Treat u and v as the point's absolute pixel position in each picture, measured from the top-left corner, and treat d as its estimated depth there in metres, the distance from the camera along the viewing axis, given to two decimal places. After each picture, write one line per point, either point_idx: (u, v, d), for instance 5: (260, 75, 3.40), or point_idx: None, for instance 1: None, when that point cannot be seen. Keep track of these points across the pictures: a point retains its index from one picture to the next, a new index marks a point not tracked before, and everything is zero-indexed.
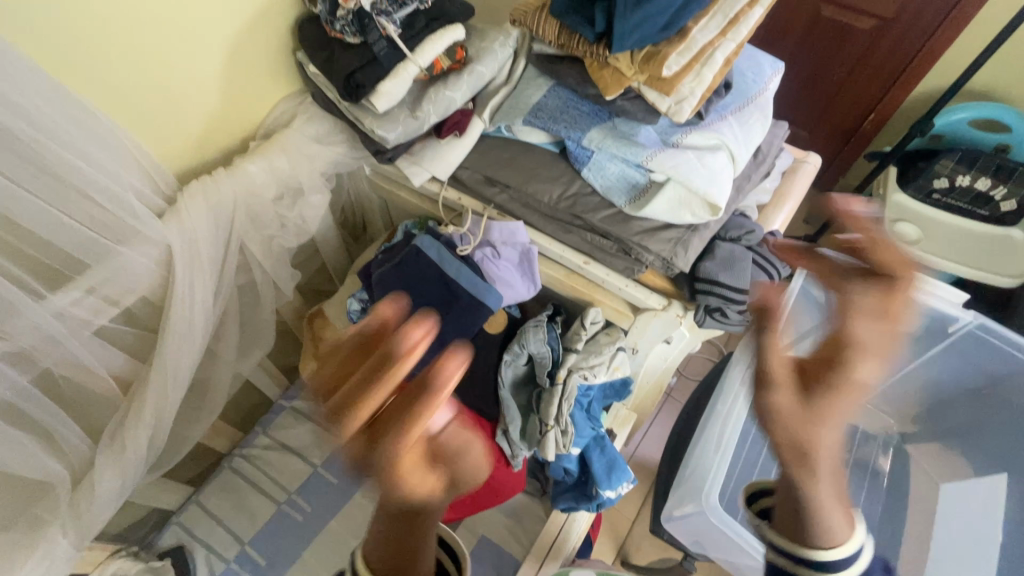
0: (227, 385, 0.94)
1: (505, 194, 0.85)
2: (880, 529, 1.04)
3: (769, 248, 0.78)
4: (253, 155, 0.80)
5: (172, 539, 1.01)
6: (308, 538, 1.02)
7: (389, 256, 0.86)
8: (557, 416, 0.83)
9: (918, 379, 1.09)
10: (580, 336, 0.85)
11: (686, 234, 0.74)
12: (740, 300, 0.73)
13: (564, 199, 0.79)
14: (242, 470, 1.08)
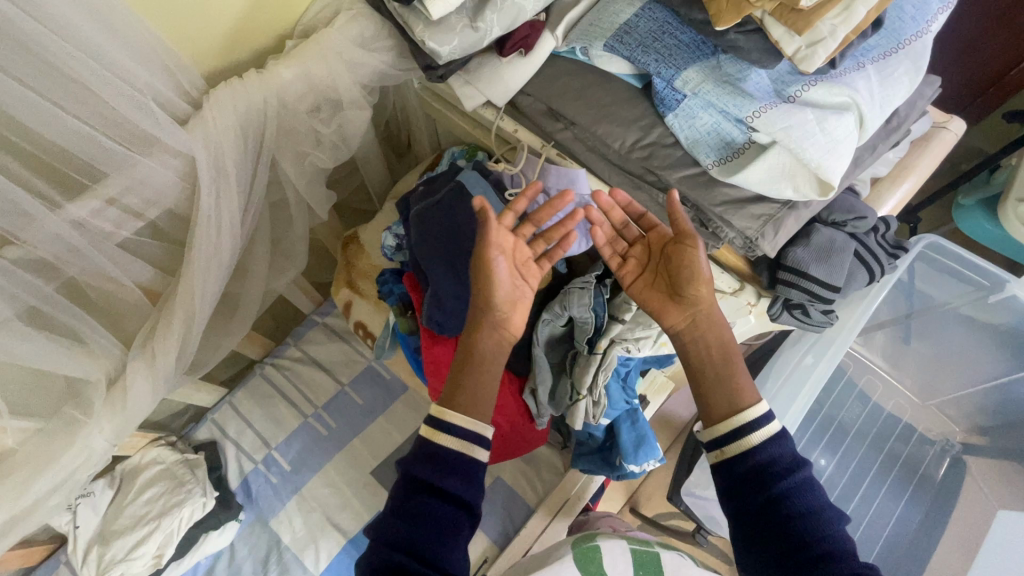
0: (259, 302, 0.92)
1: (570, 131, 0.73)
2: (916, 535, 0.98)
3: (877, 239, 0.65)
4: (287, 59, 0.69)
5: (206, 434, 1.07)
6: (331, 451, 1.06)
7: (430, 190, 0.78)
8: (591, 386, 0.77)
9: (996, 394, 0.97)
10: (630, 306, 0.76)
11: (781, 211, 0.61)
12: (828, 299, 0.62)
13: (639, 147, 0.67)
14: (274, 379, 1.11)
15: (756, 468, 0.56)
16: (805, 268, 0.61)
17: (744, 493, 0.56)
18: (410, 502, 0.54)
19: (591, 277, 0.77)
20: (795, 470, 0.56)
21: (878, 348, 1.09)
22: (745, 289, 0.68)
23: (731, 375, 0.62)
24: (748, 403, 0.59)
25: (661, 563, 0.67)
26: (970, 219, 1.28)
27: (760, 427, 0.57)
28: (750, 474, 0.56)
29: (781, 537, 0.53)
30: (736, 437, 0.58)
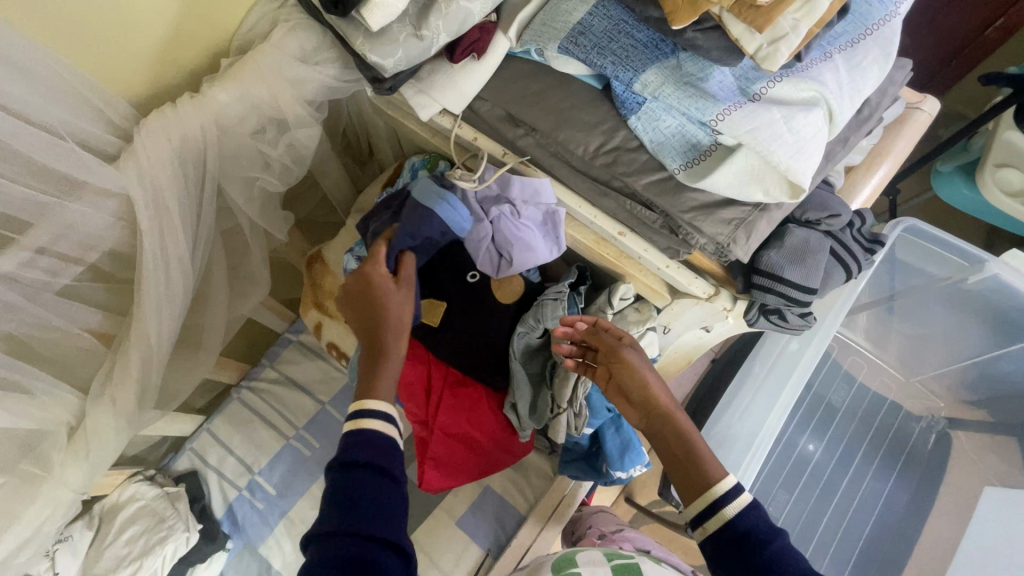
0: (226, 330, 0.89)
1: (531, 138, 0.69)
2: (904, 513, 0.98)
3: (853, 235, 0.63)
4: (222, 80, 0.65)
5: (186, 464, 1.05)
6: (316, 472, 1.05)
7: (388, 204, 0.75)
8: (571, 398, 0.75)
9: (980, 369, 0.97)
10: (605, 313, 0.75)
11: (753, 214, 0.59)
12: (804, 303, 0.60)
13: (602, 153, 0.64)
14: (251, 403, 1.09)
15: (742, 536, 0.55)
16: (781, 273, 0.59)
17: (734, 565, 0.55)
18: (343, 491, 0.51)
19: (564, 286, 0.76)
20: (775, 535, 0.55)
21: (860, 328, 1.08)
22: (720, 294, 0.65)
23: (700, 452, 0.60)
24: (715, 478, 0.58)
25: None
26: (949, 185, 1.25)
27: (733, 498, 0.57)
28: (736, 544, 0.55)
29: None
30: (713, 512, 0.57)
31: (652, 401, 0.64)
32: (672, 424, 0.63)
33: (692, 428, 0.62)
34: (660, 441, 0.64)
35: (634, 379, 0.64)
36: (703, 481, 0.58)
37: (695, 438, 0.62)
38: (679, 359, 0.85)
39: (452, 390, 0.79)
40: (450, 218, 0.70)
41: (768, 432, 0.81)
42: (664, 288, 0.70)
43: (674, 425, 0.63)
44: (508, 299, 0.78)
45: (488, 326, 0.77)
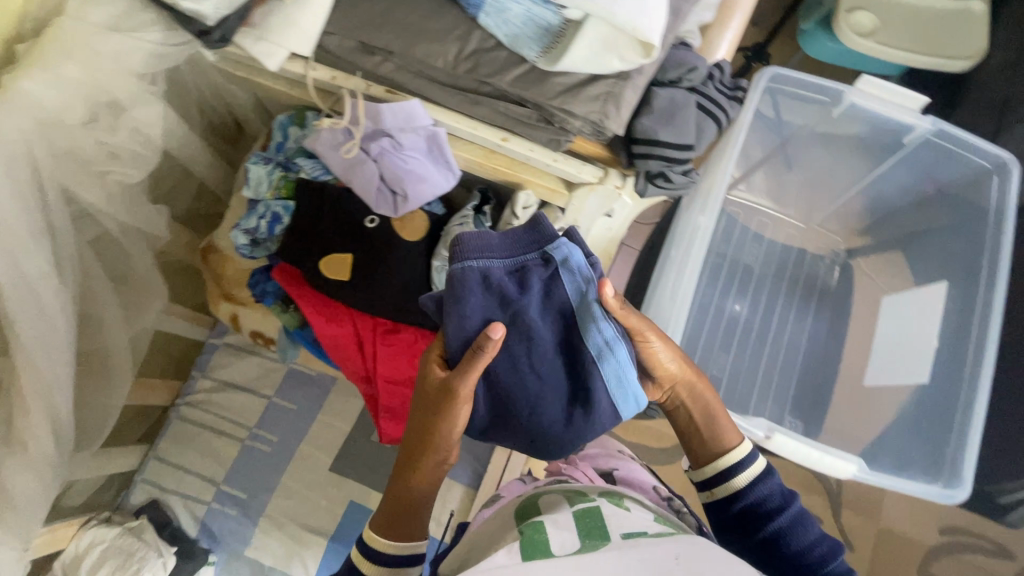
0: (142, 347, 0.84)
1: (390, 64, 0.67)
2: (825, 343, 1.08)
3: (715, 85, 0.65)
4: (24, 69, 0.57)
5: (143, 496, 1.01)
6: (283, 464, 1.04)
7: (498, 297, 0.54)
8: None
9: (866, 196, 1.04)
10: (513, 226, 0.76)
11: (618, 85, 0.59)
12: (683, 159, 0.62)
13: (462, 60, 0.62)
14: (193, 417, 1.04)
15: (749, 507, 0.61)
16: (655, 136, 0.61)
17: (741, 533, 0.61)
18: None
19: (466, 211, 0.76)
20: (789, 502, 0.61)
21: (762, 189, 1.12)
22: (610, 174, 0.67)
23: (713, 417, 0.65)
24: (730, 447, 0.63)
25: (606, 524, 0.52)
26: (815, 42, 1.30)
27: (744, 469, 0.62)
28: (743, 515, 0.62)
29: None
30: (724, 479, 0.63)
31: (680, 381, 0.64)
32: (694, 400, 0.66)
33: (712, 398, 0.66)
34: (680, 409, 0.67)
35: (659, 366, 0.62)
36: (720, 453, 0.64)
37: (708, 406, 0.66)
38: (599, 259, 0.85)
39: (385, 340, 0.75)
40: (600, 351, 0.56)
41: (679, 308, 0.86)
42: (562, 186, 0.72)
43: (697, 398, 0.66)
44: (414, 236, 0.74)
45: (402, 265, 0.72)
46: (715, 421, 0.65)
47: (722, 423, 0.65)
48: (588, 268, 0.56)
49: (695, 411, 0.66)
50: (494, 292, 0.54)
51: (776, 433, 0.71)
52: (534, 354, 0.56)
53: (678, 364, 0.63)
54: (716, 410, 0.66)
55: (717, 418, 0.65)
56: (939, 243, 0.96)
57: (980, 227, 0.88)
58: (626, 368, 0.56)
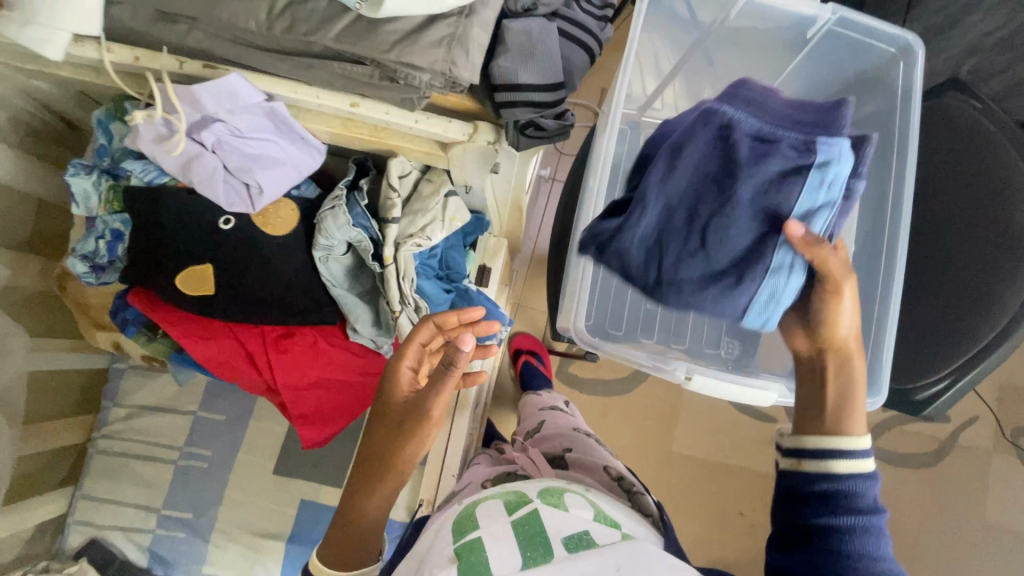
0: (18, 395, 0.75)
1: (198, 33, 0.56)
2: None
3: (580, 6, 0.56)
4: None
5: (80, 538, 0.95)
6: (223, 477, 0.99)
7: (792, 158, 0.56)
8: (402, 297, 0.71)
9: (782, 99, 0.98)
10: (393, 202, 0.68)
11: (461, 24, 0.50)
12: (553, 101, 0.55)
13: (276, 17, 0.52)
14: (114, 449, 0.98)
15: (826, 493, 0.51)
16: (516, 79, 0.53)
17: (799, 510, 0.52)
18: None
19: (338, 194, 0.67)
20: (876, 512, 0.50)
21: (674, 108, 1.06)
22: (480, 128, 0.59)
23: (851, 394, 0.54)
24: (847, 429, 0.52)
25: (547, 529, 0.57)
26: None
27: (846, 457, 0.51)
28: (808, 499, 0.52)
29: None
30: (817, 453, 0.52)
31: (836, 345, 0.56)
32: (837, 357, 0.56)
33: (861, 378, 0.55)
34: (817, 372, 0.57)
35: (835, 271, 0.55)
36: (832, 425, 0.53)
37: (857, 393, 0.55)
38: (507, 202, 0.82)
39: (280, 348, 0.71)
40: (774, 269, 0.55)
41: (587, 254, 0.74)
42: (437, 149, 0.64)
43: (844, 367, 0.56)
44: (278, 230, 0.67)
45: (279, 264, 0.67)
46: (846, 400, 0.54)
47: (853, 408, 0.54)
48: (838, 182, 0.55)
49: (832, 372, 0.56)
50: (728, 144, 0.57)
51: (696, 376, 0.67)
52: (717, 221, 0.56)
53: (846, 315, 0.55)
54: (857, 390, 0.54)
55: (848, 399, 0.54)
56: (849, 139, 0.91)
57: (888, 118, 0.82)
58: (778, 295, 0.55)
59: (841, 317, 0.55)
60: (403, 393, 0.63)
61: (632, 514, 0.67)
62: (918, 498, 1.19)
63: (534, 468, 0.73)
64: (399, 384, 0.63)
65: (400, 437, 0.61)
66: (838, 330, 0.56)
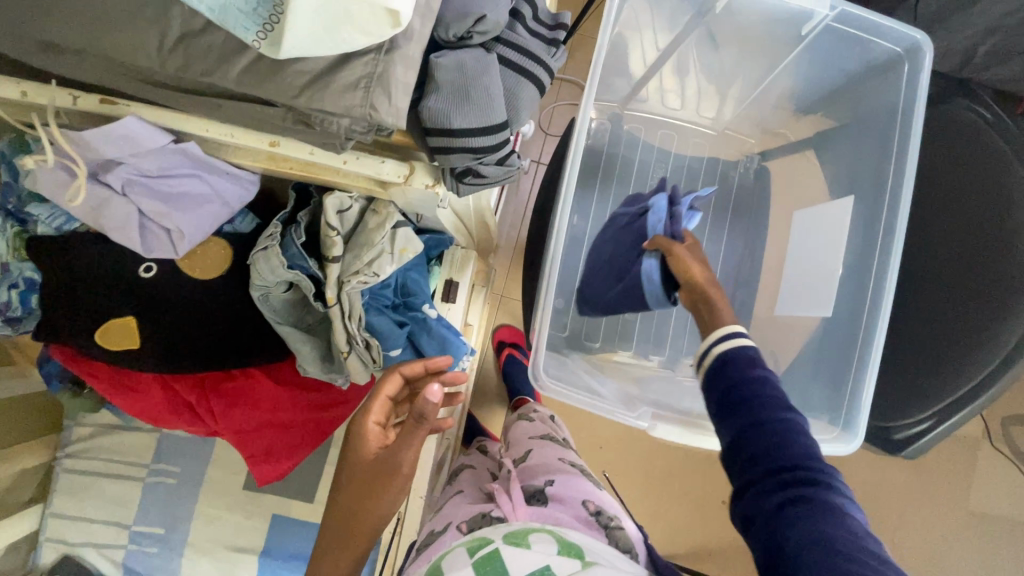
0: None
1: (87, 65, 0.48)
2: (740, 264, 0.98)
3: (525, 30, 0.48)
4: None
5: (52, 554, 0.96)
6: (194, 492, 0.98)
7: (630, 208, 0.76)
8: (349, 337, 0.67)
9: (776, 92, 0.89)
10: (333, 239, 0.61)
11: (381, 60, 0.43)
12: (493, 146, 0.48)
13: (168, 52, 0.44)
14: (80, 467, 0.97)
15: (721, 364, 0.54)
16: (449, 124, 0.46)
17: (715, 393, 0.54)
18: None
19: (274, 226, 0.62)
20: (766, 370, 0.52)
21: (658, 100, 0.97)
22: (416, 169, 0.52)
23: (713, 302, 0.60)
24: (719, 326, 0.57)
25: (506, 569, 0.57)
26: None
27: (726, 338, 0.55)
28: (714, 375, 0.54)
29: (740, 502, 0.48)
30: (707, 349, 0.56)
31: (696, 282, 0.62)
32: (710, 315, 0.59)
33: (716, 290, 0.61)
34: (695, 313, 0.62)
35: (689, 268, 0.63)
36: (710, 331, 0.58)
37: (717, 301, 0.60)
38: (471, 216, 0.76)
39: (220, 393, 0.68)
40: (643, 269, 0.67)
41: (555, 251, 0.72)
42: (376, 184, 0.57)
43: (703, 288, 0.62)
44: (206, 274, 0.63)
45: (214, 307, 0.63)
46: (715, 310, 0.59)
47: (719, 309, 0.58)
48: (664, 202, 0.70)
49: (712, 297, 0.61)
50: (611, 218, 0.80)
51: (660, 424, 0.66)
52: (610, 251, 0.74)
53: (690, 258, 0.63)
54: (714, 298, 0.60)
55: (714, 309, 0.59)
56: (849, 143, 0.83)
57: (887, 129, 0.76)
58: (649, 271, 0.66)
59: (695, 265, 0.63)
60: (371, 451, 0.58)
61: (615, 550, 0.65)
62: (898, 498, 1.18)
63: (509, 510, 0.71)
64: (367, 435, 0.58)
65: (368, 492, 0.57)
66: (697, 274, 0.62)
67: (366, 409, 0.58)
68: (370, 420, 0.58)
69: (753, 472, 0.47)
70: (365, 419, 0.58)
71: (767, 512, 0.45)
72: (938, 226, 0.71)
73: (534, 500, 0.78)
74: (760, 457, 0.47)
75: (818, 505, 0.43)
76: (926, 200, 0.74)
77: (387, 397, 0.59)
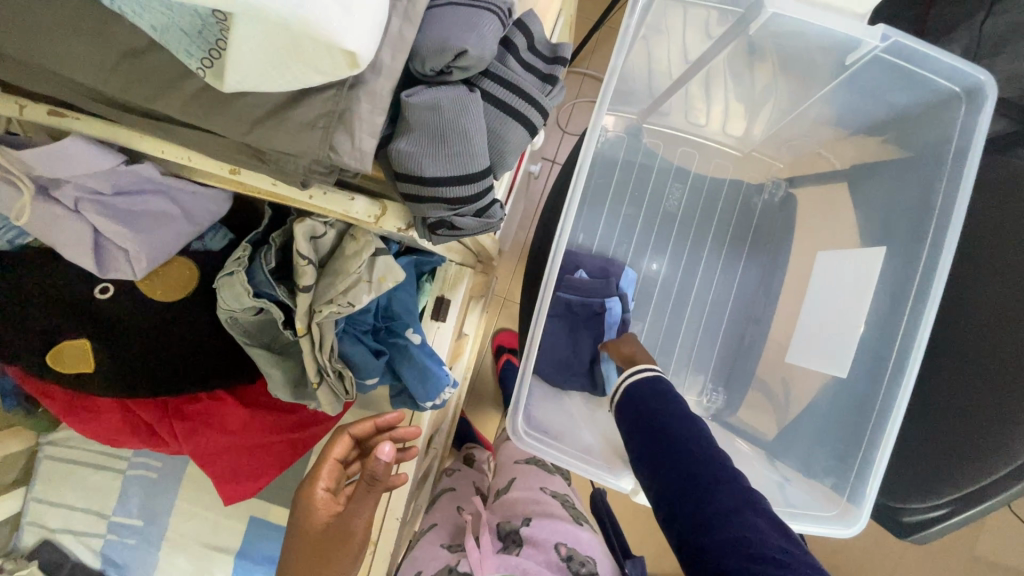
0: None
1: (29, 74, 0.43)
2: (754, 298, 0.91)
3: (518, 62, 0.42)
4: None
5: (34, 537, 0.97)
6: (173, 487, 0.97)
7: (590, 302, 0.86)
8: (321, 368, 0.63)
9: (812, 116, 0.81)
10: (304, 267, 0.56)
11: (344, 96, 0.37)
12: (473, 195, 0.43)
13: (110, 71, 0.39)
14: (62, 455, 0.97)
15: (649, 392, 0.60)
16: (421, 171, 0.40)
17: (642, 419, 0.58)
18: None
19: (242, 249, 0.57)
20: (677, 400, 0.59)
21: (681, 114, 0.89)
22: (390, 210, 0.47)
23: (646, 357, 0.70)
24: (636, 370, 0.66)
25: None
26: None
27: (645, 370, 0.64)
28: (640, 403, 0.60)
29: (664, 518, 0.49)
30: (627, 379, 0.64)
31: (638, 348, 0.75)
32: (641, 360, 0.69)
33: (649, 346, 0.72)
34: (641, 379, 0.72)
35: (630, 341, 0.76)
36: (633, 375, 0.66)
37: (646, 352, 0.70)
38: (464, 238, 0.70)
39: (178, 414, 0.65)
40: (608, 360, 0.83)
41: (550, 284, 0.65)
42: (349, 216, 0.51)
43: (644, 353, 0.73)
44: (168, 294, 0.60)
45: (177, 329, 0.60)
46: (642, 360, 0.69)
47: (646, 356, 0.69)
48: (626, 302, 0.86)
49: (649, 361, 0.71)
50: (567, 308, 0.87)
51: (645, 491, 0.62)
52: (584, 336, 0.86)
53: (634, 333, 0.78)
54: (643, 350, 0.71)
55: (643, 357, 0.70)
56: (889, 181, 0.74)
57: (932, 175, 0.67)
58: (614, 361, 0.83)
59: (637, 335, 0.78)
60: (320, 520, 0.60)
61: None
62: (903, 546, 1.12)
63: (475, 562, 0.70)
64: (317, 502, 0.60)
65: (326, 555, 0.60)
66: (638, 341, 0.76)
67: (315, 476, 0.60)
68: (318, 488, 0.60)
69: (679, 478, 0.49)
70: (313, 485, 0.60)
71: (694, 509, 0.47)
72: (979, 290, 0.63)
73: (509, 541, 0.76)
74: (686, 463, 0.50)
75: (735, 506, 0.45)
76: (972, 259, 0.65)
77: (334, 463, 0.62)
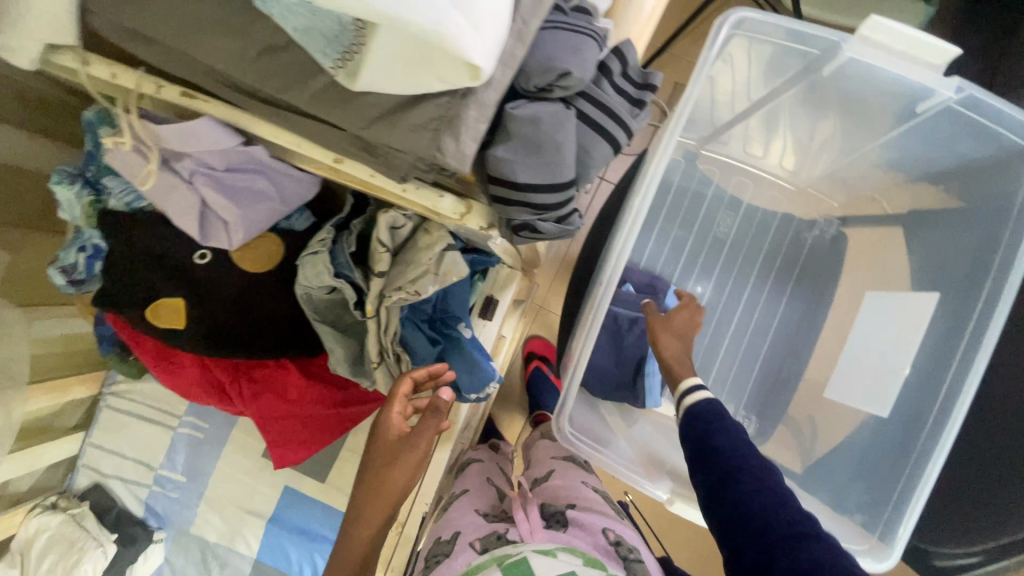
0: (22, 366, 0.78)
1: (175, 59, 0.48)
2: (796, 332, 0.91)
3: (611, 87, 0.46)
4: None
5: (87, 480, 1.04)
6: (217, 449, 1.03)
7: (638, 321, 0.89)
8: (382, 349, 0.67)
9: (870, 161, 0.82)
10: (381, 254, 0.61)
11: (456, 104, 0.41)
12: (557, 202, 0.47)
13: (249, 64, 0.44)
14: (120, 406, 1.04)
15: (704, 425, 0.59)
16: (514, 176, 0.44)
17: (703, 456, 0.57)
18: None
19: (326, 233, 0.62)
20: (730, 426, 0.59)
21: (739, 146, 0.91)
22: (474, 209, 0.51)
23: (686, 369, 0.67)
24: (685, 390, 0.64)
25: None
26: None
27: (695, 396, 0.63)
28: (697, 439, 0.59)
29: (752, 561, 0.50)
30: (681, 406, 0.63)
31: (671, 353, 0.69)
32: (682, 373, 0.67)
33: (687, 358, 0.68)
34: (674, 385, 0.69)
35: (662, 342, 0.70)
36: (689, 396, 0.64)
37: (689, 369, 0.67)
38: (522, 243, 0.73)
39: (247, 376, 0.71)
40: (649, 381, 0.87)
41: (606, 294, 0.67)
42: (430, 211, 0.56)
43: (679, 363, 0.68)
44: (256, 265, 0.65)
45: (256, 298, 0.65)
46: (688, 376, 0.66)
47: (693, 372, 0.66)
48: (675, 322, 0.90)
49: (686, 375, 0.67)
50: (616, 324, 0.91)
51: (679, 500, 0.67)
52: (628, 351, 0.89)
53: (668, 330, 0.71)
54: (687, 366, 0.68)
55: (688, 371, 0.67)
56: (948, 231, 0.74)
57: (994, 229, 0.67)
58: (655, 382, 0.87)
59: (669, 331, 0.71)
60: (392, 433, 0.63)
61: None
62: None
63: (526, 531, 0.71)
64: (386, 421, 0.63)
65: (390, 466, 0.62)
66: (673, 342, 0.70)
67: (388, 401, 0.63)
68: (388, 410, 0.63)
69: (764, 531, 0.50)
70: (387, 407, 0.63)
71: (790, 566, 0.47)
72: None
73: (553, 521, 0.76)
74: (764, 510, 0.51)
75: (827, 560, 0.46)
76: None
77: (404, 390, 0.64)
